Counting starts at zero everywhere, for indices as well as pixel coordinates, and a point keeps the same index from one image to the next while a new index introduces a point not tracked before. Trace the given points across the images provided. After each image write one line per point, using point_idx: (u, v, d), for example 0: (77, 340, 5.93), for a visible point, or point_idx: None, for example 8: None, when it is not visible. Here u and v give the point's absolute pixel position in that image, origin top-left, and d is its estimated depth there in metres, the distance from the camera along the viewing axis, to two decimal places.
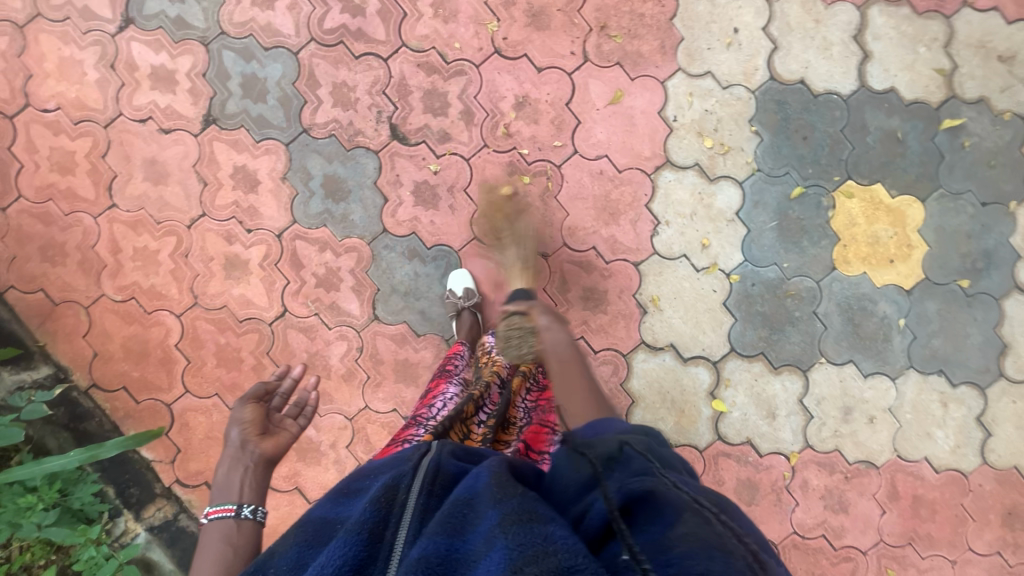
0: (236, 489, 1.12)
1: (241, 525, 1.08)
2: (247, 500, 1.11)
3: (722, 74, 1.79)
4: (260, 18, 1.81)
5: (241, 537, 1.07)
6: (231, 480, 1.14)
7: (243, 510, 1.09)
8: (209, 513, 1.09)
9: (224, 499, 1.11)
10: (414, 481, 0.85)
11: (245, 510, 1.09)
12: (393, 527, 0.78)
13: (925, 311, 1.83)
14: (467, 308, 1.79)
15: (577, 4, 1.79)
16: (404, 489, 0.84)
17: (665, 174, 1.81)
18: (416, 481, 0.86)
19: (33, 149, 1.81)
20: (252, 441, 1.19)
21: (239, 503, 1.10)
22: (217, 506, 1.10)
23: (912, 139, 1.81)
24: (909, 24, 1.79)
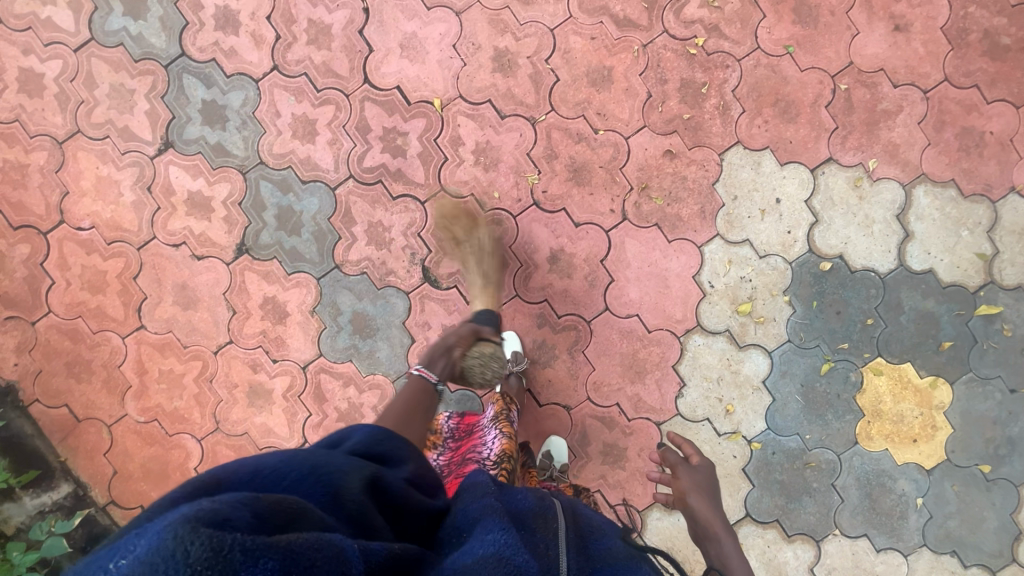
0: (438, 366, 1.33)
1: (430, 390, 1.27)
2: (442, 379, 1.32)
3: (760, 243, 1.78)
4: (300, 151, 1.80)
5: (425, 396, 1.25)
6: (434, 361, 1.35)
7: (440, 385, 1.30)
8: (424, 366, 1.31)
9: (429, 366, 1.32)
10: (560, 515, 0.94)
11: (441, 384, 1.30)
12: (556, 556, 0.84)
13: (943, 492, 1.83)
14: (514, 373, 1.76)
15: (619, 163, 1.78)
16: (556, 520, 0.92)
17: (694, 337, 1.81)
18: (562, 518, 0.93)
19: (65, 266, 1.82)
20: (457, 350, 1.41)
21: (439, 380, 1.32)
22: (425, 368, 1.31)
23: (947, 322, 1.79)
24: (953, 206, 1.77)
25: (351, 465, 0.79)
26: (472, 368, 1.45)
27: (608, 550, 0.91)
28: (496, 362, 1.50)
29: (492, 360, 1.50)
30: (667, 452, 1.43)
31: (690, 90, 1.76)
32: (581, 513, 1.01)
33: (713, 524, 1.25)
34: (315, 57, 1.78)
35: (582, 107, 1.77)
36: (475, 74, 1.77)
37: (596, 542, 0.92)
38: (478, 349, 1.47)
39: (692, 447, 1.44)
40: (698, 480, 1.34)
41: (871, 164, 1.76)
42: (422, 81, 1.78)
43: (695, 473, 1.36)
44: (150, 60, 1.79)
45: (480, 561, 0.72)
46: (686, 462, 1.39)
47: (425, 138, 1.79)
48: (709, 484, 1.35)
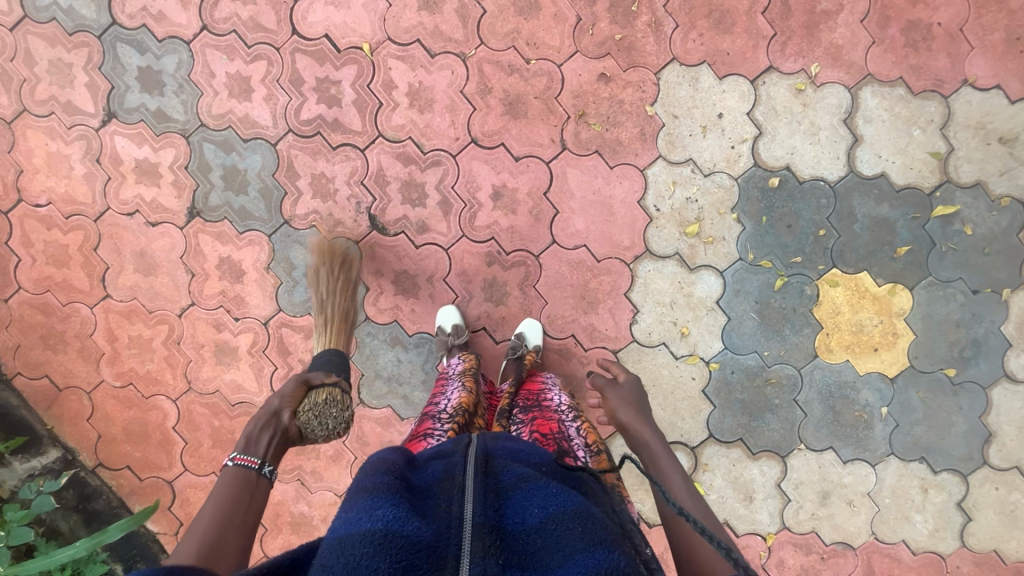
0: (263, 446, 1.17)
1: (260, 480, 1.10)
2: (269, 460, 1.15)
3: (704, 161, 1.75)
4: (238, 109, 1.82)
5: (257, 489, 1.09)
6: (258, 437, 1.18)
7: (266, 468, 1.13)
8: (242, 451, 1.13)
9: (249, 450, 1.14)
10: (467, 467, 0.95)
11: (267, 467, 1.13)
12: (460, 503, 0.85)
13: (908, 400, 1.82)
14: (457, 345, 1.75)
15: (554, 91, 1.75)
16: (463, 474, 0.93)
17: (644, 263, 1.80)
18: (469, 467, 0.94)
19: (29, 243, 1.88)
20: (286, 412, 1.27)
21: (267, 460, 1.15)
22: (244, 453, 1.12)
23: (902, 226, 1.75)
24: (903, 105, 1.71)
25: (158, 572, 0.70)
26: (307, 424, 1.31)
27: (514, 479, 0.92)
28: (338, 406, 1.40)
29: (331, 404, 1.39)
30: (595, 377, 1.47)
31: (620, 9, 1.71)
32: (495, 450, 1.03)
33: (639, 429, 1.25)
34: (242, 13, 1.78)
35: (512, 37, 1.74)
36: (402, 14, 1.75)
37: (506, 473, 0.94)
38: (308, 399, 1.35)
39: (619, 368, 1.50)
40: (625, 396, 1.36)
41: (813, 69, 1.71)
42: (349, 27, 1.76)
43: (620, 390, 1.39)
44: (84, 32, 1.81)
45: (364, 541, 0.73)
46: (611, 382, 1.42)
47: (359, 85, 1.78)
48: (635, 398, 1.36)
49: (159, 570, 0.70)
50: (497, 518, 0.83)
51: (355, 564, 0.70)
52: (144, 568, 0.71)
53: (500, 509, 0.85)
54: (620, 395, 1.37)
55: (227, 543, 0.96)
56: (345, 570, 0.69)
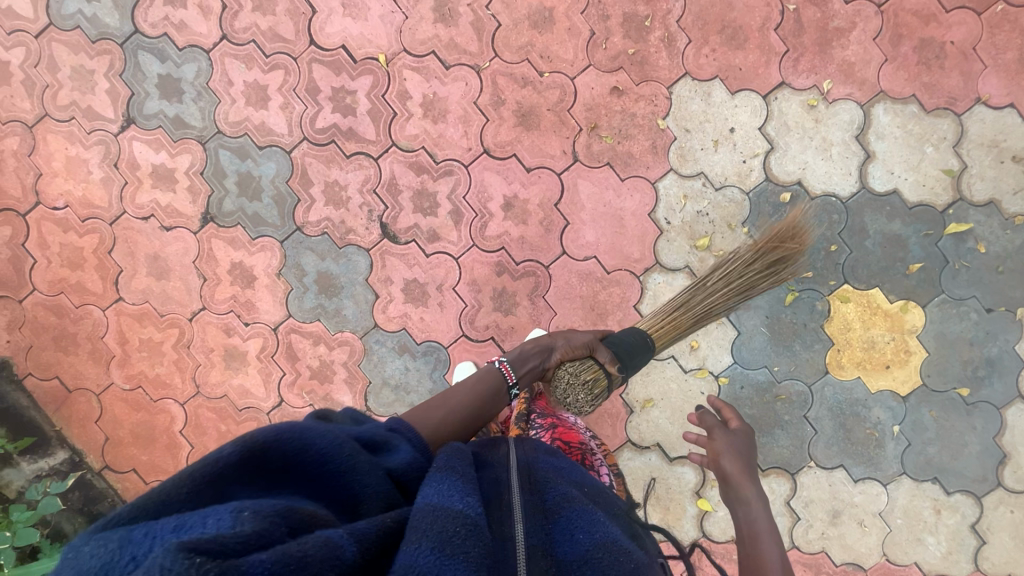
0: (524, 368, 1.32)
1: (504, 395, 1.25)
2: (519, 385, 1.29)
3: (715, 175, 1.76)
4: (254, 117, 1.85)
5: (490, 396, 1.21)
6: (525, 357, 1.34)
7: (513, 390, 1.27)
8: (507, 361, 1.29)
9: (514, 364, 1.30)
10: (513, 478, 0.91)
11: (514, 392, 1.27)
12: (509, 522, 0.81)
13: (920, 419, 1.80)
14: None
15: (567, 104, 1.77)
16: (509, 487, 0.89)
17: (654, 276, 1.80)
18: (516, 480, 0.91)
19: (45, 245, 1.91)
20: (557, 356, 1.38)
21: (518, 382, 1.29)
22: (508, 365, 1.29)
23: (914, 243, 1.74)
24: (915, 122, 1.71)
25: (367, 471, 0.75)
26: (557, 385, 1.37)
27: (561, 499, 0.88)
28: (588, 388, 1.35)
29: (580, 385, 1.35)
30: (704, 416, 1.40)
31: (633, 24, 1.73)
32: (538, 463, 0.99)
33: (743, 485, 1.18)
34: (261, 23, 1.81)
35: (526, 50, 1.76)
36: (417, 26, 1.78)
37: (551, 491, 0.90)
38: (573, 368, 1.37)
39: (732, 414, 1.40)
40: (734, 444, 1.29)
41: (826, 85, 1.71)
42: (366, 38, 1.79)
43: (733, 438, 1.31)
44: (106, 40, 1.85)
45: (447, 522, 0.68)
46: (724, 426, 1.35)
47: (373, 95, 1.81)
48: (744, 452, 1.28)
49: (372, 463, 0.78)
50: (543, 544, 0.79)
51: (449, 537, 0.66)
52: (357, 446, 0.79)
53: (546, 534, 0.81)
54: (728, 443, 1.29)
55: (457, 435, 1.08)
56: (433, 540, 0.64)
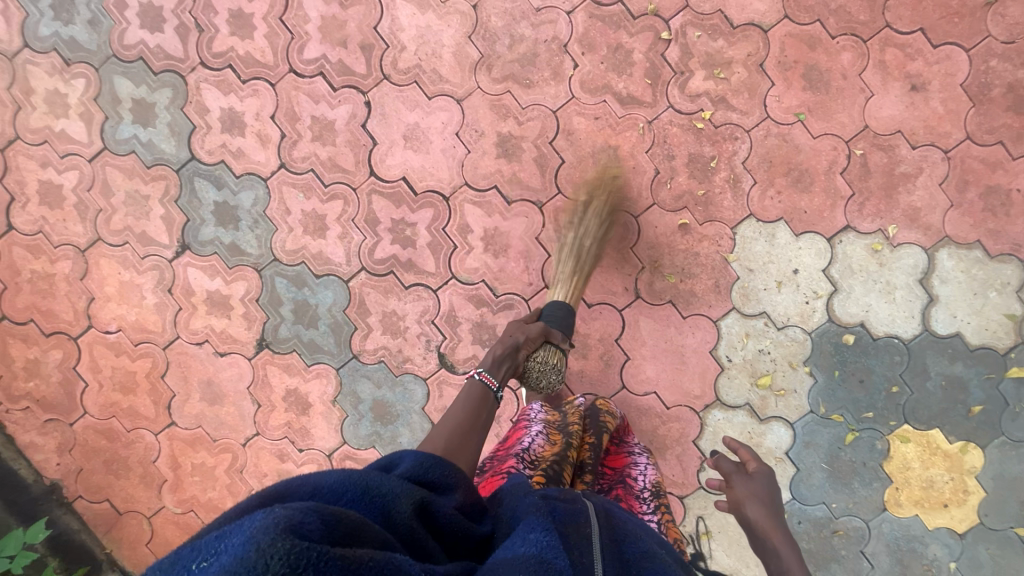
0: (499, 371, 1.33)
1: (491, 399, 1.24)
2: (502, 384, 1.30)
3: (778, 314, 1.75)
4: (312, 246, 1.83)
5: (485, 403, 1.21)
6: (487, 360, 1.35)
7: (499, 392, 1.27)
8: (486, 372, 1.29)
9: (490, 372, 1.30)
10: (594, 517, 0.92)
11: (501, 391, 1.28)
12: (592, 557, 0.83)
13: (977, 556, 1.80)
14: None
15: (630, 242, 1.76)
16: (590, 523, 0.90)
17: (713, 412, 1.79)
18: (597, 520, 0.92)
19: (97, 369, 1.89)
20: (522, 352, 1.43)
21: (499, 386, 1.30)
22: (487, 373, 1.29)
23: (975, 385, 1.74)
24: (980, 267, 1.71)
25: (404, 488, 0.77)
26: (531, 371, 1.50)
27: (645, 555, 0.88)
28: (554, 370, 1.53)
29: (551, 369, 1.52)
30: (720, 458, 1.28)
31: (698, 165, 1.72)
32: (616, 515, 0.99)
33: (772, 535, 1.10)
34: (321, 153, 1.79)
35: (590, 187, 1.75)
36: (480, 161, 1.77)
37: (632, 544, 0.90)
38: (541, 355, 1.50)
39: (749, 452, 1.28)
40: (756, 489, 1.19)
41: (890, 230, 1.71)
42: (428, 171, 1.78)
43: (752, 482, 1.21)
44: (162, 165, 1.83)
45: (520, 565, 0.74)
46: (742, 471, 1.24)
47: (434, 228, 1.79)
48: (769, 494, 1.19)
49: (407, 484, 0.79)
50: None
51: None
52: (398, 476, 0.82)
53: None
54: (751, 488, 1.20)
55: (468, 445, 1.06)
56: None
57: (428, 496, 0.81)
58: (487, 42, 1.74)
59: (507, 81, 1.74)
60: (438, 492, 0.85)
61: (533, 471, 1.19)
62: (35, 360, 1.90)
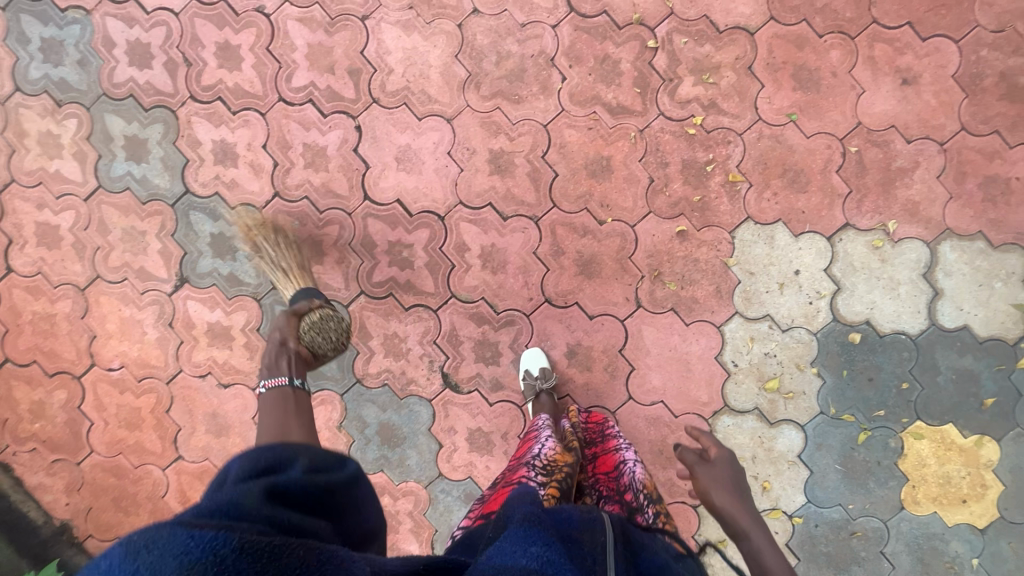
0: (284, 367, 1.38)
1: (297, 393, 1.34)
2: (296, 375, 1.37)
3: (782, 317, 1.74)
4: (310, 272, 1.83)
5: (295, 399, 1.32)
6: (278, 364, 1.39)
7: (297, 382, 1.36)
8: (267, 381, 1.35)
9: (274, 373, 1.36)
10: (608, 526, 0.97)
11: (297, 381, 1.36)
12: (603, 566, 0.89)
13: (999, 550, 1.77)
14: (545, 390, 1.72)
15: (628, 251, 1.75)
16: (605, 532, 0.96)
17: (722, 418, 1.78)
18: (611, 528, 0.98)
19: (102, 407, 1.89)
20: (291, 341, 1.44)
21: (297, 375, 1.38)
22: (273, 376, 1.36)
23: (986, 377, 1.72)
24: (983, 258, 1.69)
25: (242, 490, 0.84)
26: (314, 344, 1.50)
27: (659, 566, 0.95)
28: (333, 323, 1.56)
29: (326, 324, 1.54)
30: (682, 452, 1.31)
31: (692, 171, 1.72)
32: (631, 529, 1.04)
33: (739, 517, 1.17)
34: (314, 179, 1.79)
35: (584, 199, 1.74)
36: (473, 179, 1.76)
37: (645, 559, 0.97)
38: (306, 322, 1.51)
39: (708, 439, 1.33)
40: (719, 476, 1.25)
41: (891, 225, 1.70)
42: (422, 192, 1.78)
43: (714, 469, 1.27)
44: (157, 200, 1.83)
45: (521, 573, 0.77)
46: (703, 460, 1.29)
47: (431, 248, 1.79)
48: (733, 481, 1.25)
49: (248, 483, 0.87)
50: None
51: None
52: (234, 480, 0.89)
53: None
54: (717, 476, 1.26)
55: (292, 432, 1.19)
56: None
57: (273, 478, 0.90)
58: (474, 61, 1.74)
59: (496, 98, 1.74)
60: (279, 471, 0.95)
61: (545, 479, 1.15)
62: (39, 401, 1.89)
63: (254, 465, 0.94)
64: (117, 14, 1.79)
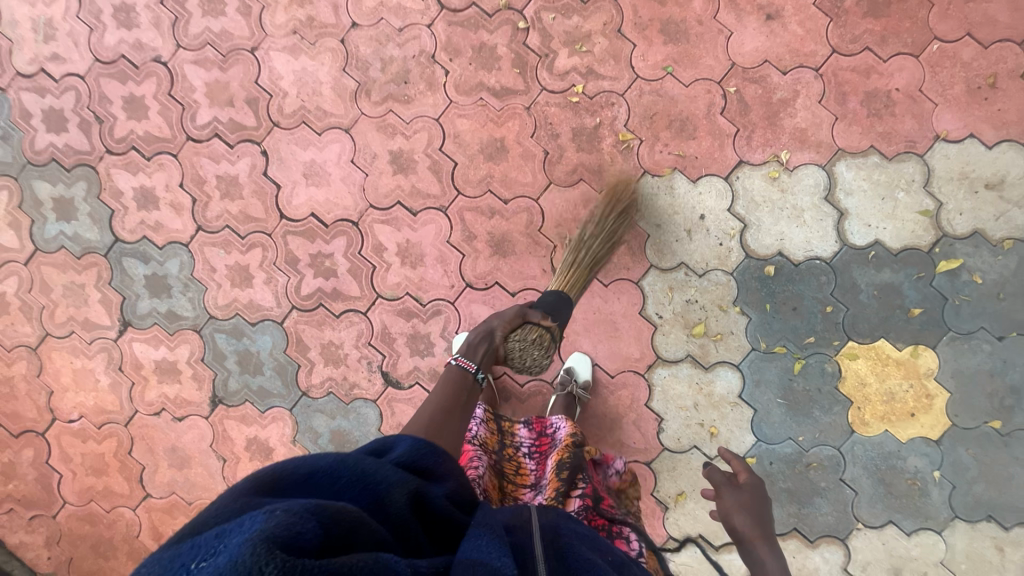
0: (479, 355, 1.38)
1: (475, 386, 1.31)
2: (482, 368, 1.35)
3: (696, 262, 1.77)
4: (242, 296, 1.90)
5: (463, 384, 1.29)
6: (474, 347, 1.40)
7: (479, 375, 1.34)
8: (460, 356, 1.36)
9: (469, 356, 1.37)
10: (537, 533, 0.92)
11: (480, 375, 1.33)
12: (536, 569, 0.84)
13: (960, 459, 1.75)
14: None
15: (537, 224, 1.80)
16: (534, 542, 0.90)
17: (658, 371, 1.80)
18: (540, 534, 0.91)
19: (68, 458, 1.96)
20: (500, 333, 1.44)
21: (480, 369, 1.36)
22: (465, 358, 1.36)
23: (908, 287, 1.73)
24: (881, 171, 1.72)
25: (398, 479, 0.83)
26: (512, 352, 1.48)
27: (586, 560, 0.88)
28: (538, 348, 1.49)
29: (533, 346, 1.48)
30: (711, 469, 1.30)
31: (583, 137, 1.77)
32: (563, 529, 0.96)
33: (758, 547, 1.18)
34: (231, 208, 1.88)
35: (486, 182, 1.80)
36: (379, 181, 1.84)
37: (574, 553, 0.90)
38: (520, 334, 1.46)
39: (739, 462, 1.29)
40: (746, 502, 1.24)
41: (784, 155, 1.73)
42: (333, 202, 1.85)
43: (741, 493, 1.26)
44: (91, 253, 1.92)
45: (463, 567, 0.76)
46: (731, 482, 1.27)
47: (350, 253, 1.86)
48: (758, 505, 1.24)
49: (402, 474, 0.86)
50: None
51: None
52: (393, 461, 0.90)
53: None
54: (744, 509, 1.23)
55: (444, 430, 1.14)
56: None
57: (421, 484, 0.87)
58: (361, 71, 1.82)
59: (387, 102, 1.82)
60: (430, 478, 0.92)
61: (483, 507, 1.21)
62: (10, 462, 1.98)
63: (416, 457, 0.92)
64: (29, 87, 1.91)
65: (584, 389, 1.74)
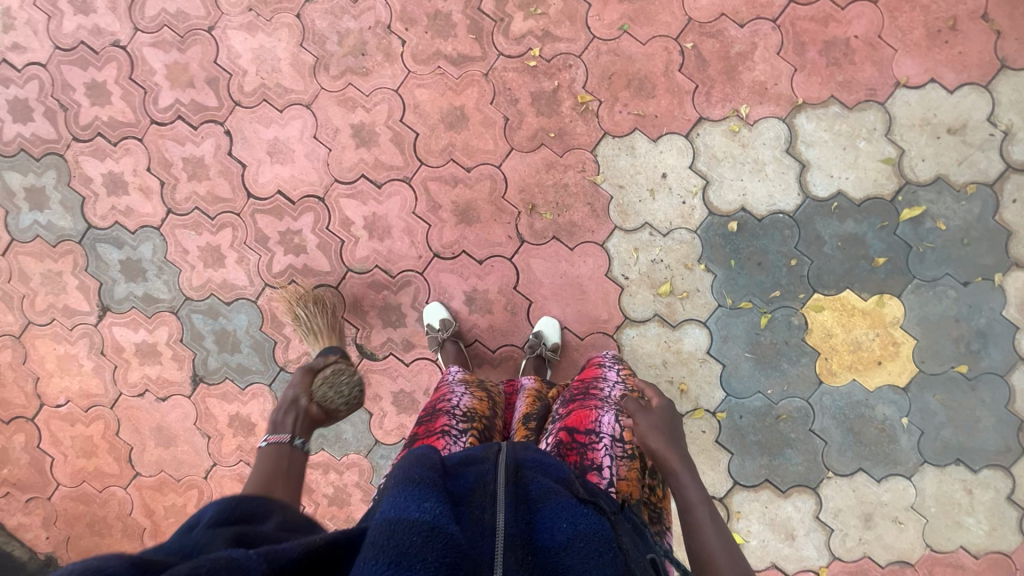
0: (288, 423, 1.18)
1: (295, 452, 1.12)
2: (299, 432, 1.17)
3: (660, 222, 1.78)
4: (216, 276, 1.93)
5: (291, 457, 1.11)
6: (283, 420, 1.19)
7: (299, 440, 1.15)
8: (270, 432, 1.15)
9: (277, 429, 1.16)
10: (499, 473, 0.91)
11: (297, 440, 1.14)
12: (493, 512, 0.82)
13: (927, 405, 1.77)
14: (448, 338, 1.81)
15: (500, 191, 1.81)
16: (494, 481, 0.89)
17: (626, 331, 1.82)
18: (501, 474, 0.91)
19: (58, 441, 2.02)
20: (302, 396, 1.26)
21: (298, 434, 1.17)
22: (274, 432, 1.15)
23: (872, 237, 1.73)
24: (842, 121, 1.71)
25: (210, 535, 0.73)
26: (327, 399, 1.31)
27: (544, 489, 0.89)
28: (347, 375, 1.41)
29: (341, 377, 1.40)
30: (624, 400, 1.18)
31: (542, 100, 1.77)
32: (526, 463, 0.96)
33: (673, 467, 1.04)
34: (199, 189, 1.90)
35: (448, 151, 1.81)
36: (342, 155, 1.85)
37: (535, 484, 0.90)
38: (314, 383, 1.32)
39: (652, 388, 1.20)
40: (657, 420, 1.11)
41: (744, 109, 1.72)
42: (298, 179, 1.87)
43: (653, 415, 1.13)
44: (66, 240, 1.95)
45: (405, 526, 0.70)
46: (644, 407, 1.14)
47: (318, 229, 1.88)
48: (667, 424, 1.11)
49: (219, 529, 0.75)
50: (525, 532, 0.80)
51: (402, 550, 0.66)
52: (208, 526, 0.76)
53: (531, 522, 0.83)
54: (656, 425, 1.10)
55: (276, 486, 1.01)
56: (392, 549, 0.67)
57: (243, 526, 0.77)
58: (318, 45, 1.82)
59: (346, 75, 1.82)
60: (255, 522, 0.81)
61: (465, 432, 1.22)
62: (3, 448, 2.04)
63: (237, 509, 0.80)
64: None
65: (552, 351, 1.76)
